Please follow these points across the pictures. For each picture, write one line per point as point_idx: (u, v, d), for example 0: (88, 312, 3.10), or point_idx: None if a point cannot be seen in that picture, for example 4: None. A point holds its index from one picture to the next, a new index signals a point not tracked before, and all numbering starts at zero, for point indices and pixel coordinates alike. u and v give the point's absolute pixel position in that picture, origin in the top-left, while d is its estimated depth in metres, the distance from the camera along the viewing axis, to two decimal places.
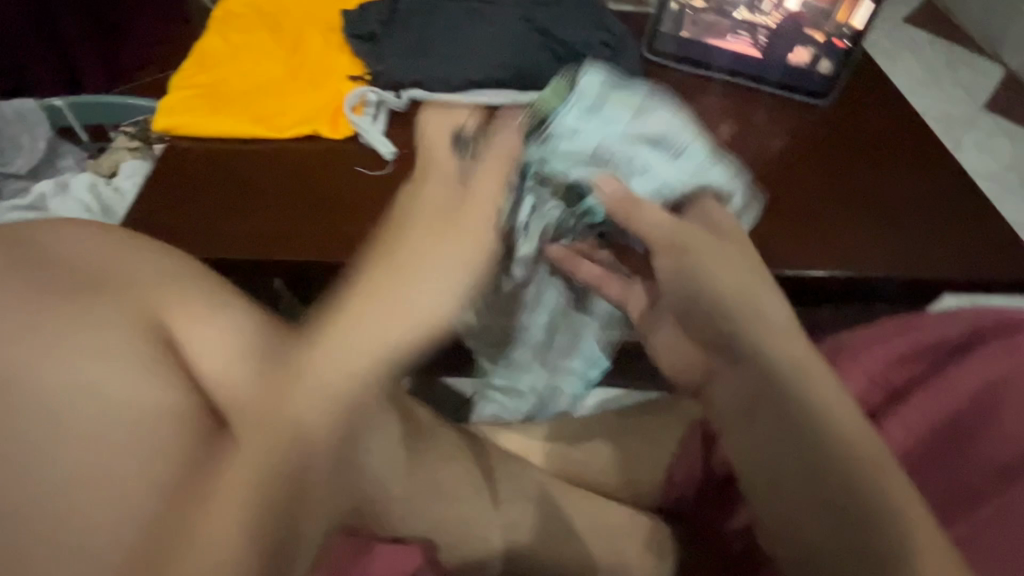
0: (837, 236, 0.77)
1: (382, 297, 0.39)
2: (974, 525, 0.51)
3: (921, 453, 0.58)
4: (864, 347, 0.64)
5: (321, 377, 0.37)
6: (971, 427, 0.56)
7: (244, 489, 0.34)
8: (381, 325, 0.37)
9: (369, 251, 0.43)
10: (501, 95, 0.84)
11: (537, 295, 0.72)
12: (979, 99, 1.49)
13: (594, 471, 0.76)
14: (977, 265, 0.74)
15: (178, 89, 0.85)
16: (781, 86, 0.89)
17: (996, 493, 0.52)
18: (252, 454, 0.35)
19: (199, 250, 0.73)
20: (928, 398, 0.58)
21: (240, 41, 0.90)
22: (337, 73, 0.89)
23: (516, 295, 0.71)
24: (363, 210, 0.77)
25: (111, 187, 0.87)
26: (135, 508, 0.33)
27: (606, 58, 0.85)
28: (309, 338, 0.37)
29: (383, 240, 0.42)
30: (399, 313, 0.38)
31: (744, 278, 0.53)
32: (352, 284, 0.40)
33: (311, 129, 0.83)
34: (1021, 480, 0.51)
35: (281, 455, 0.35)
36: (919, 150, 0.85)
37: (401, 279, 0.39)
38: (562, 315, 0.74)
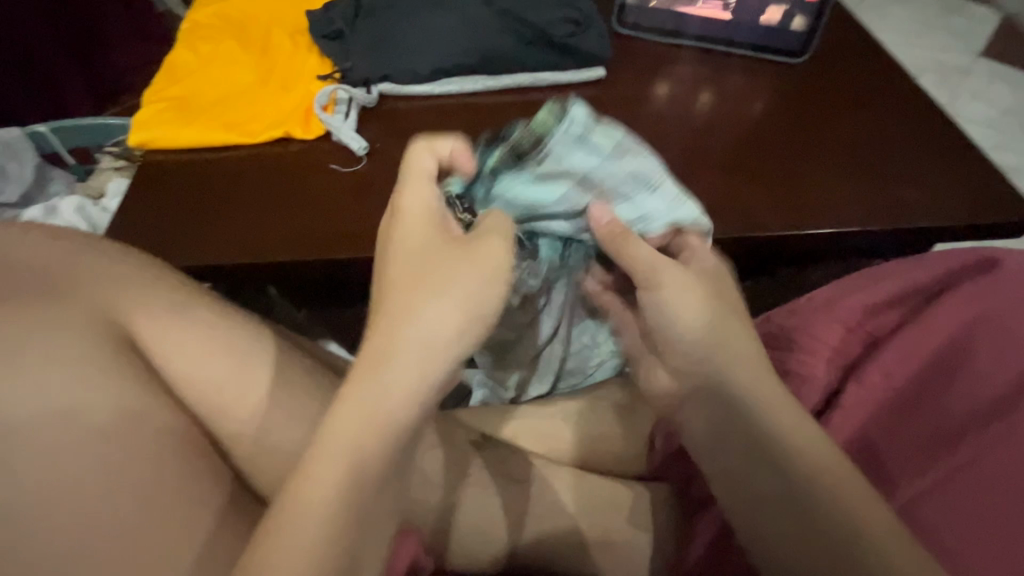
0: (815, 190, 0.72)
1: (424, 327, 0.40)
2: (950, 486, 0.41)
3: (898, 410, 0.46)
4: (840, 298, 0.52)
5: (391, 411, 0.38)
6: (942, 371, 0.45)
7: (311, 529, 0.34)
8: (421, 383, 0.39)
9: (390, 298, 0.41)
10: (475, 83, 0.79)
11: (550, 304, 0.63)
12: (975, 44, 1.51)
13: (600, 455, 0.64)
14: (967, 209, 0.70)
15: (144, 105, 0.76)
16: (753, 48, 0.86)
17: (971, 437, 0.42)
18: (315, 504, 0.35)
19: (190, 260, 0.64)
20: (902, 347, 0.47)
21: (208, 51, 0.82)
22: (308, 72, 0.80)
23: (529, 301, 0.62)
24: (355, 198, 0.69)
25: (99, 207, 0.90)
26: (107, 505, 0.35)
27: (575, 36, 0.79)
28: (374, 374, 0.38)
29: (406, 289, 0.41)
30: (434, 369, 0.40)
31: (728, 304, 0.49)
32: (388, 339, 0.39)
33: (282, 131, 0.73)
34: (1004, 419, 0.41)
35: (337, 506, 0.36)
36: (902, 99, 0.81)
37: (435, 333, 0.40)
38: (578, 323, 0.65)
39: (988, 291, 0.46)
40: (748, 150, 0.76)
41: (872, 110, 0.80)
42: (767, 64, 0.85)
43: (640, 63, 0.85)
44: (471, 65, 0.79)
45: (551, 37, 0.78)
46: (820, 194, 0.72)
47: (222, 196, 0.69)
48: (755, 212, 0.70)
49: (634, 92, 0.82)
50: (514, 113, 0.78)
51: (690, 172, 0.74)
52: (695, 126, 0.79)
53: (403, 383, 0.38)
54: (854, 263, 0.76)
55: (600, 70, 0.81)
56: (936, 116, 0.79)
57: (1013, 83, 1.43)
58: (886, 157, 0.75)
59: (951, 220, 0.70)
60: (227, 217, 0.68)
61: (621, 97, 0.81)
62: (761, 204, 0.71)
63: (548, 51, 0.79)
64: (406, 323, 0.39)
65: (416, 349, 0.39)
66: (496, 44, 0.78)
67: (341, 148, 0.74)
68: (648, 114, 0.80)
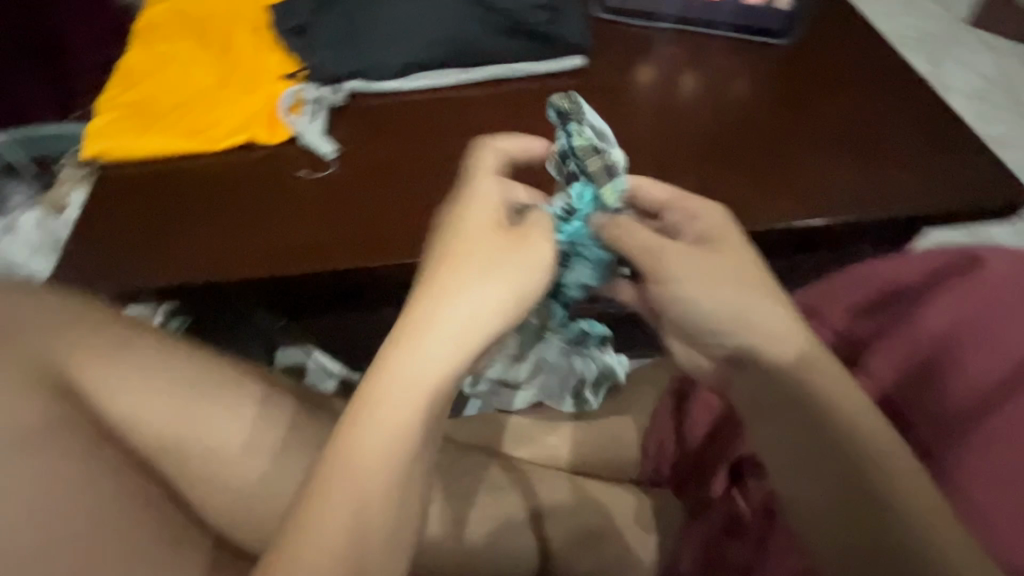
0: (802, 178, 0.70)
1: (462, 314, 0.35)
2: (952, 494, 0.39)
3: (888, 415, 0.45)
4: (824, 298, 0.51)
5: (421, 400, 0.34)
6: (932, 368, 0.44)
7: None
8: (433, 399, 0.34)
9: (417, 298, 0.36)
10: (447, 77, 0.76)
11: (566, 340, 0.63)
12: (960, 14, 1.48)
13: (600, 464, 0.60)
14: (959, 193, 0.68)
15: (99, 113, 0.72)
16: (736, 29, 0.83)
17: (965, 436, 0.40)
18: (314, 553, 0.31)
19: (158, 274, 0.61)
20: (891, 346, 0.46)
21: (165, 52, 0.77)
22: (271, 72, 0.76)
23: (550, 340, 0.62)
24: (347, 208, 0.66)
25: (60, 221, 0.85)
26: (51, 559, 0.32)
27: (551, 23, 0.75)
28: (405, 351, 0.34)
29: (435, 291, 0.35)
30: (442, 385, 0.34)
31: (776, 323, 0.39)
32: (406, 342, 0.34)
33: (246, 137, 0.70)
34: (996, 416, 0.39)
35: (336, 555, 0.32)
36: (888, 78, 0.79)
37: (449, 341, 0.34)
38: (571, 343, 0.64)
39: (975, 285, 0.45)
40: (733, 137, 0.74)
41: (858, 91, 0.78)
42: (750, 45, 0.83)
43: (618, 48, 0.82)
44: (441, 58, 0.75)
45: (525, 26, 0.75)
46: (804, 181, 0.70)
47: (199, 201, 0.66)
48: (739, 201, 0.68)
49: (612, 79, 0.79)
50: (488, 107, 0.75)
51: (674, 162, 0.71)
52: (677, 113, 0.76)
53: (438, 369, 0.34)
54: (842, 251, 0.74)
55: (578, 59, 0.78)
56: (922, 96, 0.77)
57: (999, 52, 1.41)
58: (871, 141, 0.73)
59: (937, 204, 0.68)
60: (207, 223, 0.65)
61: (599, 85, 0.78)
62: (743, 192, 0.69)
63: (522, 41, 0.76)
64: (446, 301, 0.35)
65: (451, 333, 0.34)
66: (467, 35, 0.74)
67: (310, 152, 0.70)
68: (629, 103, 0.76)
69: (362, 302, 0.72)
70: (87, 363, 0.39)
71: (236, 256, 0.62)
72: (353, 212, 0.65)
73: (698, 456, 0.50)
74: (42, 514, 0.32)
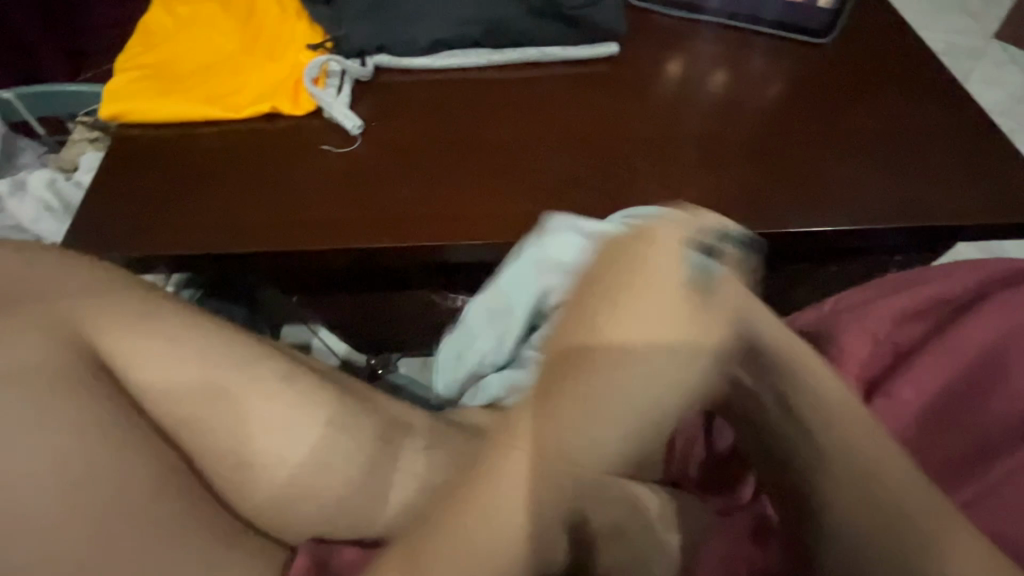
0: (840, 182, 0.68)
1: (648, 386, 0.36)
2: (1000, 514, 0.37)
3: (930, 423, 0.43)
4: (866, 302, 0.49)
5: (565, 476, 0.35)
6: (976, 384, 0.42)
7: None
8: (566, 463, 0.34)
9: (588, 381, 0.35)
10: (477, 56, 0.73)
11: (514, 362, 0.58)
12: (989, 26, 1.45)
13: None
14: (998, 206, 0.66)
15: (116, 73, 0.70)
16: (775, 25, 0.80)
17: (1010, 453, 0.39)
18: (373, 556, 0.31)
19: (172, 242, 0.59)
20: (937, 358, 0.44)
21: (187, 14, 0.75)
22: (296, 41, 0.73)
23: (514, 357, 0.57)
24: (370, 184, 0.64)
25: (71, 182, 0.84)
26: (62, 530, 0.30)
27: (588, 7, 0.73)
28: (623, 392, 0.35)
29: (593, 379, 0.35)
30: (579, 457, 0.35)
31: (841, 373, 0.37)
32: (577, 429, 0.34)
33: (268, 106, 0.68)
34: None
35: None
36: (927, 86, 0.77)
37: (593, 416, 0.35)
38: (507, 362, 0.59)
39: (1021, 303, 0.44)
40: (768, 136, 0.72)
41: (896, 97, 0.76)
42: (788, 43, 0.80)
43: (653, 38, 0.80)
44: (473, 37, 0.73)
45: (561, 8, 0.72)
46: (838, 182, 0.68)
47: (212, 171, 0.64)
48: (770, 203, 0.66)
49: (646, 70, 0.76)
50: (519, 90, 0.72)
51: (708, 157, 0.69)
52: (712, 108, 0.74)
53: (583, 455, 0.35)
54: (870, 259, 0.73)
55: (613, 46, 0.76)
56: (961, 105, 0.75)
57: None
58: (909, 148, 0.71)
59: (974, 216, 0.66)
60: (224, 193, 0.63)
61: (633, 74, 0.76)
62: (774, 193, 0.67)
63: (556, 24, 0.73)
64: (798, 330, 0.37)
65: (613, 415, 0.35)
66: (500, 14, 0.72)
67: (333, 126, 0.68)
68: (663, 95, 0.74)
69: (377, 281, 0.70)
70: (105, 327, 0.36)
71: (245, 227, 0.60)
72: (376, 190, 0.63)
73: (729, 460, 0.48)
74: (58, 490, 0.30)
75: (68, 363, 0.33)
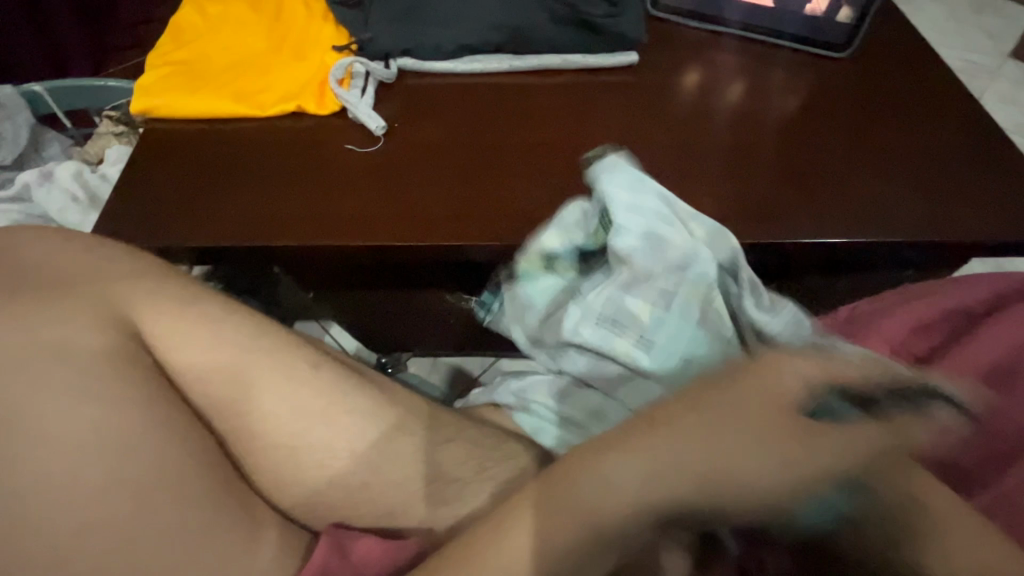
0: (857, 194, 0.69)
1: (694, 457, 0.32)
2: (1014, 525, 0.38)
3: None
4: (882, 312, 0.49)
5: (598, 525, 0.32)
6: (993, 395, 0.42)
7: None
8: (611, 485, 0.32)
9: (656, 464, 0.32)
10: (499, 61, 0.75)
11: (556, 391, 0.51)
12: (1006, 46, 1.45)
13: None
14: (1014, 222, 0.67)
15: (148, 69, 0.72)
16: (794, 38, 0.81)
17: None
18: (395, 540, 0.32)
19: (198, 235, 0.61)
20: (953, 368, 0.44)
21: (218, 13, 0.77)
22: (323, 42, 0.75)
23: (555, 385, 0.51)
24: (393, 183, 0.65)
25: (97, 174, 0.85)
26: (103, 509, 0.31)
27: (611, 16, 0.74)
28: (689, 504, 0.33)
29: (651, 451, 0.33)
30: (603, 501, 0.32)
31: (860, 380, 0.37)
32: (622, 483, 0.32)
33: (295, 105, 0.69)
34: None
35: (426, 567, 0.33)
36: (944, 101, 0.77)
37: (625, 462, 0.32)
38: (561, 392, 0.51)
39: None
40: (785, 148, 0.72)
41: (913, 113, 0.76)
42: (807, 56, 0.81)
43: (673, 48, 0.81)
44: (496, 42, 0.74)
45: (584, 16, 0.73)
46: (853, 195, 0.69)
47: (238, 167, 0.66)
48: (784, 213, 0.67)
49: (665, 79, 0.77)
50: (539, 96, 0.74)
51: (725, 167, 0.70)
52: (730, 119, 0.74)
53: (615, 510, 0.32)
54: (884, 272, 0.73)
55: (633, 56, 0.77)
56: (979, 123, 0.75)
57: None
58: (926, 163, 0.72)
59: (987, 232, 0.66)
60: (249, 189, 0.64)
61: (652, 83, 0.77)
62: (787, 204, 0.67)
63: (579, 32, 0.75)
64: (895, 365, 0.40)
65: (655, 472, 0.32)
66: (524, 20, 0.73)
67: (357, 126, 0.70)
68: (681, 104, 0.75)
69: (389, 279, 0.71)
70: (142, 315, 0.38)
71: (268, 223, 0.62)
72: (398, 189, 0.64)
73: None
74: (99, 471, 0.31)
75: (108, 347, 0.35)
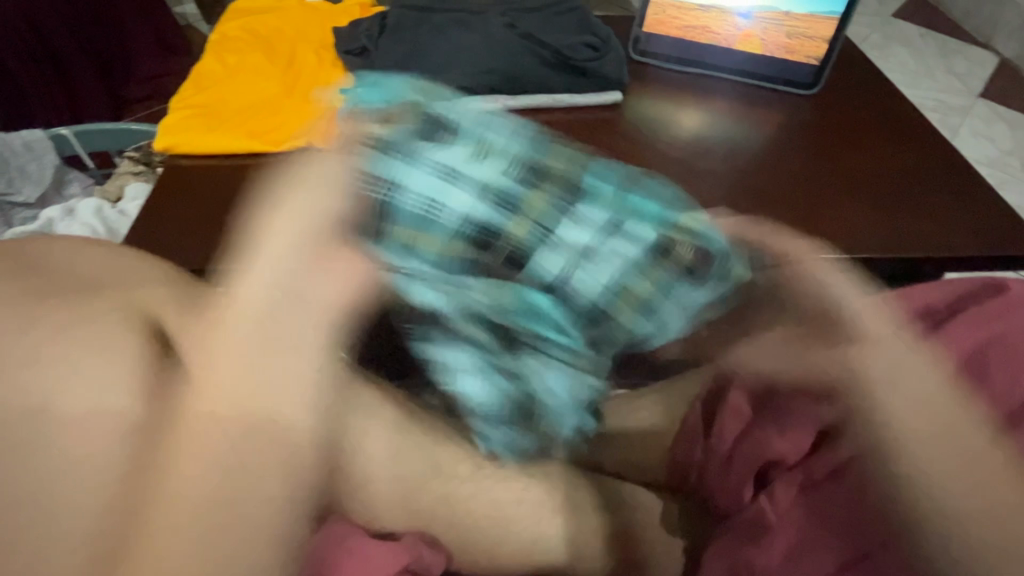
0: (824, 210, 0.69)
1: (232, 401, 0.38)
2: None
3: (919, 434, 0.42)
4: None
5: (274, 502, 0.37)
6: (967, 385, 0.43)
7: None
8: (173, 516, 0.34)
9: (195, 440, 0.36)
10: (492, 101, 0.79)
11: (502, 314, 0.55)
12: (975, 86, 1.54)
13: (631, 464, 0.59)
14: (989, 239, 0.68)
15: (172, 111, 0.78)
16: (767, 79, 0.85)
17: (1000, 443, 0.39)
18: (195, 486, 0.35)
19: (211, 257, 0.65)
20: None
21: (236, 61, 0.84)
22: (332, 85, 0.81)
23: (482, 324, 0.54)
24: None
25: (116, 210, 0.90)
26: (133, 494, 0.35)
27: (593, 60, 0.80)
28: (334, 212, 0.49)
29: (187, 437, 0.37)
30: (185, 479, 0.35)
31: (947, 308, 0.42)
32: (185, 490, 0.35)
33: (305, 142, 0.75)
34: None
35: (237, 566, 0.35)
36: (923, 127, 0.80)
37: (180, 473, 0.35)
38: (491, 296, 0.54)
39: (999, 313, 0.45)
40: (776, 166, 0.74)
41: (895, 142, 0.78)
42: (782, 94, 0.84)
43: (661, 87, 0.85)
44: (491, 84, 0.79)
45: (570, 60, 0.80)
46: (824, 209, 0.69)
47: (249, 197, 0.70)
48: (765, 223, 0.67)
49: (653, 111, 0.82)
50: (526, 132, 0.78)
51: (713, 187, 0.72)
52: (717, 145, 0.77)
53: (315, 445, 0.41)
54: None
55: (617, 95, 0.82)
56: (949, 153, 0.76)
57: (1014, 124, 1.46)
58: (905, 183, 0.73)
59: (968, 246, 0.67)
60: None
61: (639, 117, 0.81)
62: (753, 210, 0.69)
63: (568, 74, 0.81)
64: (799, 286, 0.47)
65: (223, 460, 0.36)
66: (515, 65, 0.79)
67: None
68: (670, 133, 0.79)
69: None
70: None
71: None
72: None
73: (725, 463, 0.51)
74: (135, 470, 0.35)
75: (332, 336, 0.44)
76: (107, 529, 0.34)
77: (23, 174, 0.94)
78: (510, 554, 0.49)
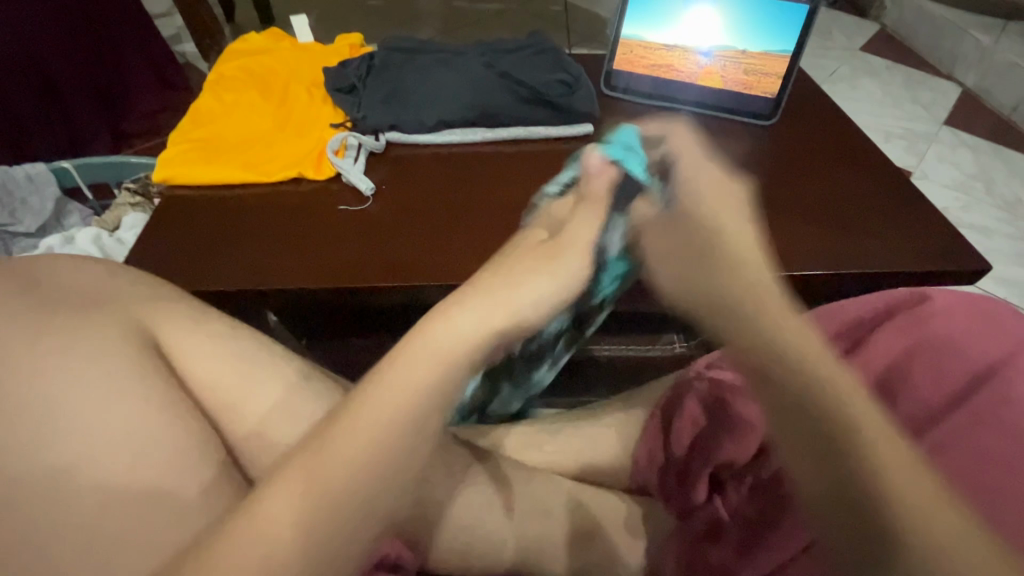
0: (779, 231, 0.75)
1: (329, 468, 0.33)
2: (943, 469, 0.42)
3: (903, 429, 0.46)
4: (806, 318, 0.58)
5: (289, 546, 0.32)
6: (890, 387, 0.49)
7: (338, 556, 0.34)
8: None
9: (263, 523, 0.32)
10: (472, 134, 0.85)
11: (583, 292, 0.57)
12: (939, 115, 1.63)
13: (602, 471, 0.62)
14: (933, 257, 0.72)
15: (170, 145, 0.83)
16: (729, 111, 0.91)
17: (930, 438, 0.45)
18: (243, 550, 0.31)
19: (205, 281, 0.68)
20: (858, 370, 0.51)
21: (232, 99, 0.90)
22: (322, 120, 0.87)
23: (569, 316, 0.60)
24: (379, 234, 0.73)
25: (113, 239, 0.94)
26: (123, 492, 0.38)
27: (566, 95, 0.87)
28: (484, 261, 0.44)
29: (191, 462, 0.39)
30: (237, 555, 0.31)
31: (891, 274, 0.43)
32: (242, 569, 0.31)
33: (295, 172, 0.80)
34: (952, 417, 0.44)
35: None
36: (875, 154, 0.86)
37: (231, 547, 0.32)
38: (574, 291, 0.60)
39: (919, 322, 0.51)
40: None
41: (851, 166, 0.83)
42: (744, 125, 0.91)
43: (631, 119, 0.91)
44: (471, 118, 0.85)
45: (545, 96, 0.86)
46: (779, 231, 0.75)
47: (242, 225, 0.75)
48: None
49: None
50: (504, 161, 0.84)
51: None
52: None
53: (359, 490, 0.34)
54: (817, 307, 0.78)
55: (589, 126, 0.87)
56: (898, 178, 0.82)
57: (977, 151, 1.54)
58: (856, 205, 0.78)
59: (914, 263, 0.72)
60: (253, 241, 0.73)
61: None
62: None
63: (543, 108, 0.86)
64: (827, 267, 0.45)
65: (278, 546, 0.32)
66: (492, 101, 0.85)
67: (350, 188, 0.79)
68: None
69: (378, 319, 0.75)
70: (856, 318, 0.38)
71: (271, 270, 0.69)
72: (385, 240, 0.72)
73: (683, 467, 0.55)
74: (131, 475, 0.38)
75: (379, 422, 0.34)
76: (97, 524, 0.36)
77: (25, 205, 0.98)
78: (479, 554, 0.51)
